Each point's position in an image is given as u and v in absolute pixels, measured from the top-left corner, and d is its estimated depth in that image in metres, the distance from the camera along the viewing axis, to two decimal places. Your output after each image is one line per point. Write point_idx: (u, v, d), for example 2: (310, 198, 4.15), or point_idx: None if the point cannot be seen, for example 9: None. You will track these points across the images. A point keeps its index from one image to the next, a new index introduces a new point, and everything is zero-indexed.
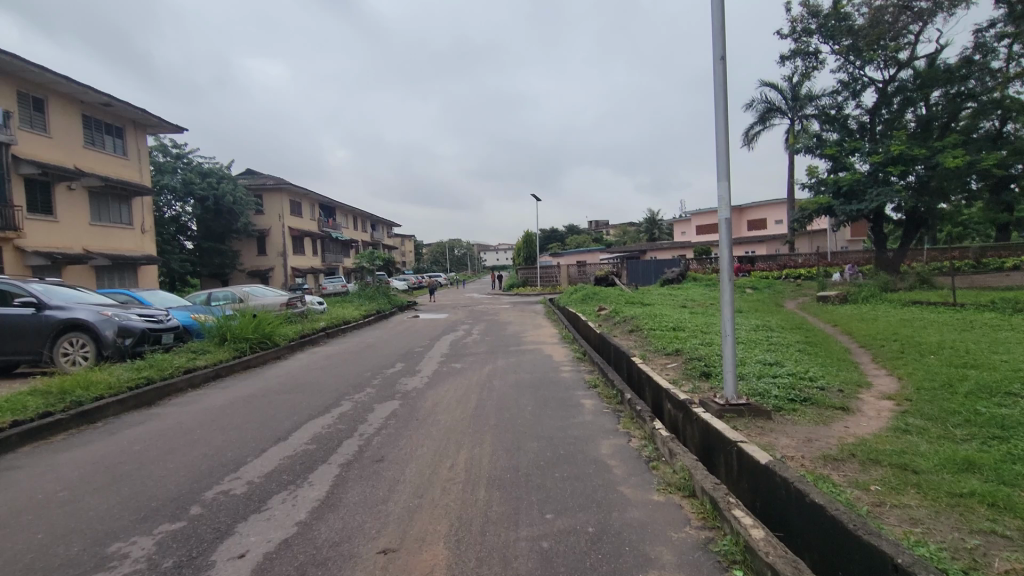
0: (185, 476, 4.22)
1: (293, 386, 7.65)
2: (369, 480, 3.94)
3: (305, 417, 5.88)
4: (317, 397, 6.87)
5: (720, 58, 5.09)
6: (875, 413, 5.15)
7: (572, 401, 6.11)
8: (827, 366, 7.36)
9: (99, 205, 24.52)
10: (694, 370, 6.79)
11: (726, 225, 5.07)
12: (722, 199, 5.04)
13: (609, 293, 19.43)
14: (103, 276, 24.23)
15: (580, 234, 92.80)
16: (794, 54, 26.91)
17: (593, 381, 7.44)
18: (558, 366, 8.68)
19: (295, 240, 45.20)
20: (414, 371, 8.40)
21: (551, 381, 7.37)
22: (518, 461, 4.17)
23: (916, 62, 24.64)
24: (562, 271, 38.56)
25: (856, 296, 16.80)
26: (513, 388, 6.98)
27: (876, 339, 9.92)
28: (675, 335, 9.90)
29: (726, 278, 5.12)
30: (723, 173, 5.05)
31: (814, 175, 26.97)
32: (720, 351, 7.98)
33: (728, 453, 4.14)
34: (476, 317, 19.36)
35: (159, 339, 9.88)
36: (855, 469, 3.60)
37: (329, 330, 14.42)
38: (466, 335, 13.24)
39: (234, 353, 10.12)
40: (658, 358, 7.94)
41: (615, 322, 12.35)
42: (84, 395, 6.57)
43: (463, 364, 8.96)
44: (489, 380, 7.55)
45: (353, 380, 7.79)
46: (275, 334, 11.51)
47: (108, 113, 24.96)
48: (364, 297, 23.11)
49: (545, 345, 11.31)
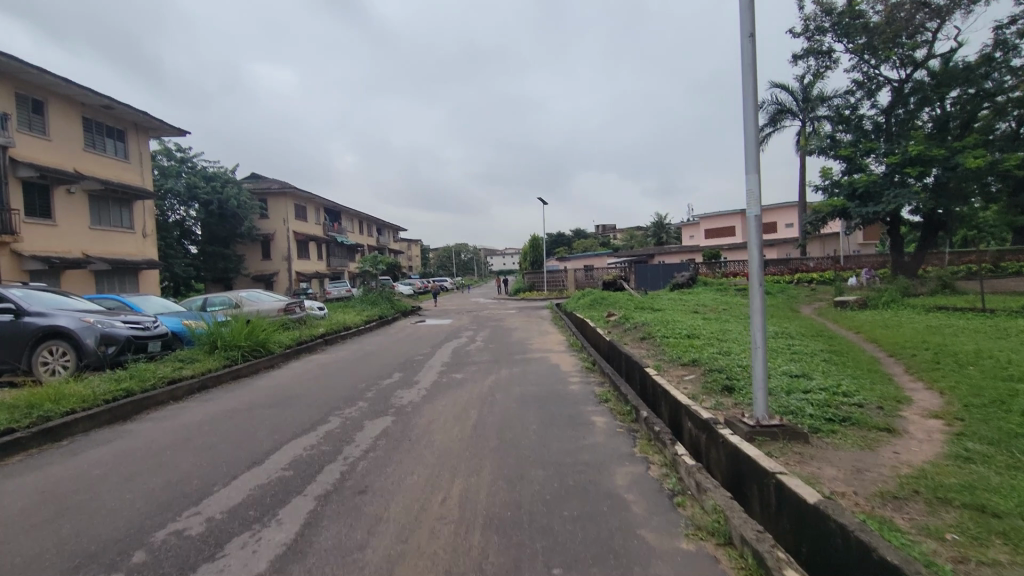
0: (137, 512, 3.66)
1: (281, 399, 7.09)
2: (347, 519, 3.39)
3: (286, 437, 5.31)
4: (304, 413, 6.31)
5: (748, 35, 4.54)
6: (925, 435, 4.53)
7: (581, 418, 5.52)
8: (859, 379, 6.74)
9: (99, 209, 24.19)
10: (715, 384, 6.21)
11: (755, 221, 4.50)
12: (751, 194, 4.48)
13: (618, 298, 18.84)
14: (103, 281, 23.91)
15: (587, 238, 92.17)
16: (807, 54, 26.33)
17: (603, 394, 6.86)
18: (565, 376, 8.10)
19: (300, 244, 44.89)
20: (413, 382, 7.86)
21: (559, 395, 6.80)
22: (521, 496, 3.60)
23: (933, 61, 23.97)
24: (569, 275, 38.00)
25: (876, 302, 16.13)
26: (517, 402, 6.41)
27: (906, 348, 9.28)
28: (691, 343, 9.29)
29: (756, 282, 4.56)
30: (751, 165, 4.49)
31: (828, 177, 26.29)
32: (741, 362, 7.38)
33: (765, 485, 3.56)
34: (480, 323, 18.83)
35: (144, 347, 9.35)
36: (923, 511, 3.01)
37: (327, 337, 13.91)
38: (470, 343, 12.65)
39: (223, 362, 9.59)
40: (674, 368, 7.37)
41: (626, 329, 11.75)
42: (52, 409, 6.05)
43: (464, 375, 8.40)
44: (491, 393, 6.99)
45: (346, 393, 7.24)
46: (269, 341, 10.99)
47: (109, 116, 24.67)
48: (367, 302, 22.61)
49: (552, 353, 10.74)
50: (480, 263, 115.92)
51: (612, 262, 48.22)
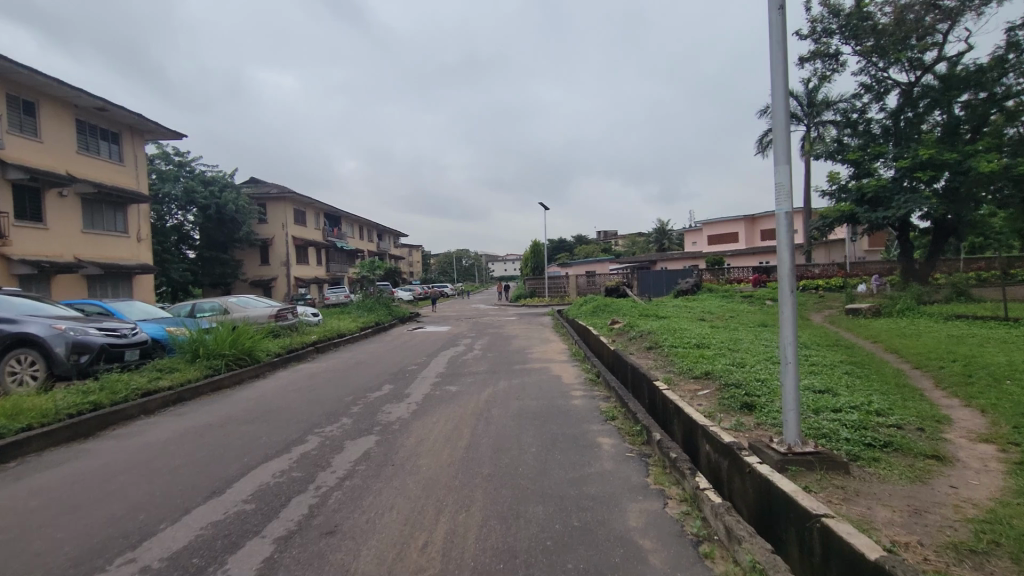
0: (65, 558, 3.09)
1: (260, 415, 6.51)
2: (306, 571, 2.83)
3: (256, 460, 4.72)
4: (282, 431, 5.72)
5: (778, 7, 4.02)
6: (980, 463, 3.98)
7: (586, 439, 4.96)
8: (890, 396, 6.16)
9: (93, 212, 23.71)
10: (734, 402, 5.62)
11: (787, 219, 3.96)
12: (782, 187, 3.94)
13: (621, 304, 18.26)
14: (96, 286, 23.39)
15: (589, 244, 91.77)
16: (813, 56, 25.85)
17: (609, 408, 6.27)
18: (569, 389, 7.54)
19: (299, 249, 44.41)
20: (403, 395, 7.28)
21: (560, 410, 6.21)
22: (517, 542, 3.04)
23: (941, 64, 23.53)
24: (570, 281, 37.43)
25: (890, 309, 15.53)
26: (514, 419, 5.85)
27: (931, 359, 8.69)
28: (703, 354, 8.68)
29: (788, 287, 3.99)
30: (782, 155, 3.97)
31: (835, 182, 25.77)
32: (758, 375, 6.82)
33: (805, 530, 3.01)
34: (479, 330, 18.23)
35: (120, 356, 8.79)
36: (1011, 569, 2.45)
37: (319, 345, 13.35)
38: (467, 352, 12.06)
39: (204, 371, 9.02)
40: (686, 383, 6.78)
41: (631, 338, 11.14)
42: (5, 426, 5.49)
43: (460, 388, 7.80)
44: (487, 408, 6.42)
45: (331, 408, 6.67)
46: (255, 350, 10.43)
47: (103, 118, 24.23)
48: (364, 308, 22.06)
49: (553, 363, 10.14)
50: (481, 268, 115.41)
51: (613, 268, 47.73)
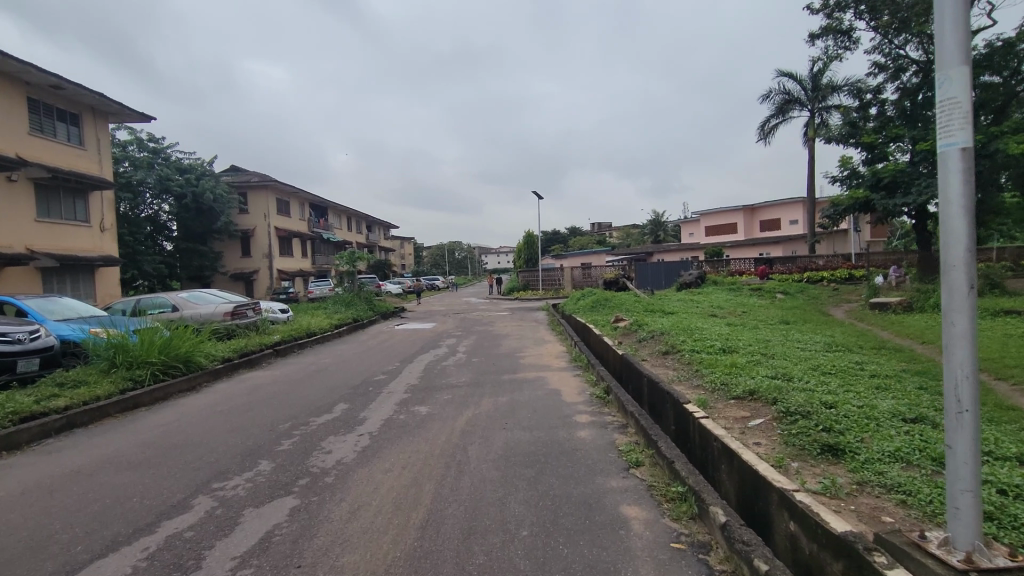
0: None
1: (152, 456, 4.75)
2: None
3: (87, 555, 3.02)
4: (165, 487, 3.99)
5: None
6: None
7: (607, 511, 3.30)
8: (1011, 429, 4.50)
9: (49, 200, 21.84)
10: (808, 444, 3.95)
11: (960, 163, 2.26)
12: (954, 106, 2.26)
13: (623, 299, 16.60)
14: (51, 280, 21.55)
15: (583, 236, 90.22)
16: (824, 32, 24.14)
17: (627, 445, 4.58)
18: (571, 411, 5.89)
19: (282, 241, 42.51)
20: (357, 422, 5.56)
21: (563, 448, 4.53)
22: None
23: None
24: (565, 274, 35.79)
25: (923, 304, 13.90)
26: (499, 462, 4.21)
27: (1012, 368, 7.06)
28: (734, 363, 7.00)
29: (963, 282, 2.27)
30: (956, 46, 2.28)
31: (847, 167, 24.36)
32: (821, 397, 5.16)
33: None
34: (467, 327, 16.65)
35: (11, 366, 7.12)
36: None
37: (280, 347, 11.66)
38: (449, 356, 10.33)
39: (121, 385, 7.32)
40: (727, 408, 5.08)
41: (642, 339, 9.43)
42: None
43: (431, 409, 6.10)
44: (463, 443, 4.76)
45: (252, 444, 4.94)
46: (193, 356, 8.74)
47: (59, 97, 22.24)
48: (342, 304, 20.25)
49: (550, 372, 8.46)
50: (473, 260, 113.67)
51: (607, 261, 46.41)
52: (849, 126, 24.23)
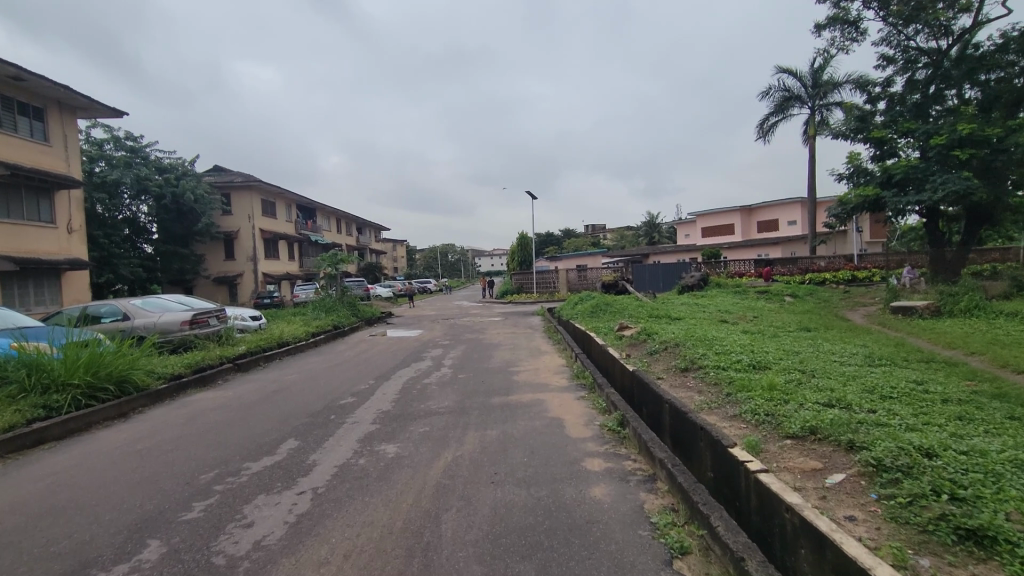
0: None
1: (7, 531, 3.45)
2: None
3: None
4: None
5: None
6: None
7: None
8: None
9: (9, 200, 20.40)
10: (937, 524, 2.70)
11: None
12: None
13: (625, 303, 15.41)
14: (12, 285, 20.08)
15: (578, 238, 89.21)
16: (831, 22, 23.01)
17: (665, 517, 3.29)
18: (579, 454, 4.59)
19: (267, 243, 41.07)
20: (300, 473, 4.25)
21: (572, 520, 3.26)
22: None
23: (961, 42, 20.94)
24: (560, 276, 34.59)
25: (951, 307, 12.78)
26: (484, 549, 2.91)
27: None
28: (774, 384, 5.73)
29: None
30: None
31: (853, 163, 23.26)
32: (911, 439, 3.88)
33: None
34: (457, 335, 15.37)
35: None
36: None
37: (243, 361, 10.35)
38: (433, 371, 9.06)
39: (29, 414, 6.00)
40: (786, 454, 3.85)
41: (654, 352, 8.17)
42: None
43: (401, 449, 4.82)
44: (437, 510, 3.47)
45: (151, 510, 3.64)
46: (128, 376, 7.46)
47: (19, 89, 20.78)
48: (323, 309, 18.91)
49: (549, 392, 7.22)
50: (466, 263, 112.37)
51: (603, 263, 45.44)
52: (856, 121, 22.96)
